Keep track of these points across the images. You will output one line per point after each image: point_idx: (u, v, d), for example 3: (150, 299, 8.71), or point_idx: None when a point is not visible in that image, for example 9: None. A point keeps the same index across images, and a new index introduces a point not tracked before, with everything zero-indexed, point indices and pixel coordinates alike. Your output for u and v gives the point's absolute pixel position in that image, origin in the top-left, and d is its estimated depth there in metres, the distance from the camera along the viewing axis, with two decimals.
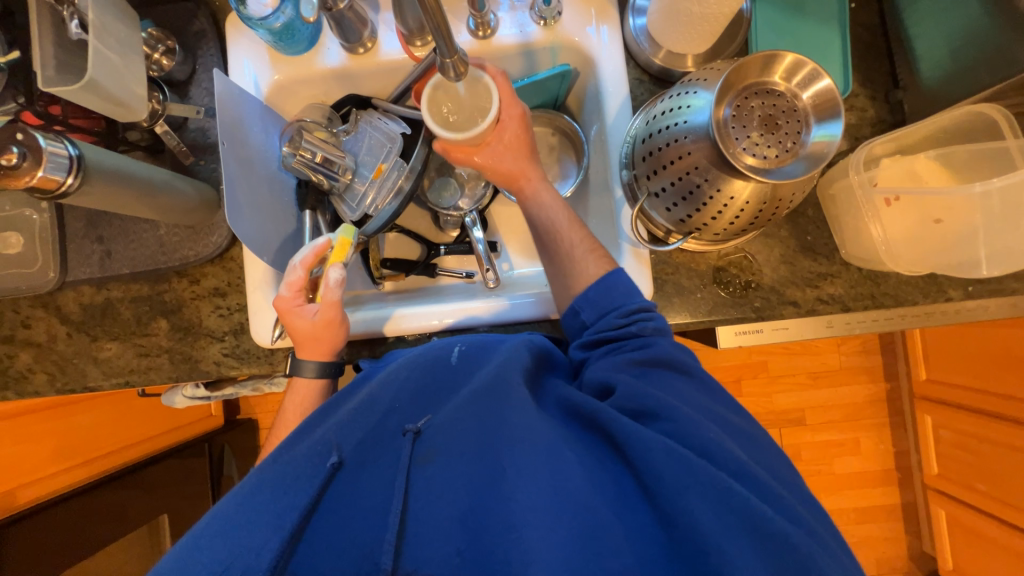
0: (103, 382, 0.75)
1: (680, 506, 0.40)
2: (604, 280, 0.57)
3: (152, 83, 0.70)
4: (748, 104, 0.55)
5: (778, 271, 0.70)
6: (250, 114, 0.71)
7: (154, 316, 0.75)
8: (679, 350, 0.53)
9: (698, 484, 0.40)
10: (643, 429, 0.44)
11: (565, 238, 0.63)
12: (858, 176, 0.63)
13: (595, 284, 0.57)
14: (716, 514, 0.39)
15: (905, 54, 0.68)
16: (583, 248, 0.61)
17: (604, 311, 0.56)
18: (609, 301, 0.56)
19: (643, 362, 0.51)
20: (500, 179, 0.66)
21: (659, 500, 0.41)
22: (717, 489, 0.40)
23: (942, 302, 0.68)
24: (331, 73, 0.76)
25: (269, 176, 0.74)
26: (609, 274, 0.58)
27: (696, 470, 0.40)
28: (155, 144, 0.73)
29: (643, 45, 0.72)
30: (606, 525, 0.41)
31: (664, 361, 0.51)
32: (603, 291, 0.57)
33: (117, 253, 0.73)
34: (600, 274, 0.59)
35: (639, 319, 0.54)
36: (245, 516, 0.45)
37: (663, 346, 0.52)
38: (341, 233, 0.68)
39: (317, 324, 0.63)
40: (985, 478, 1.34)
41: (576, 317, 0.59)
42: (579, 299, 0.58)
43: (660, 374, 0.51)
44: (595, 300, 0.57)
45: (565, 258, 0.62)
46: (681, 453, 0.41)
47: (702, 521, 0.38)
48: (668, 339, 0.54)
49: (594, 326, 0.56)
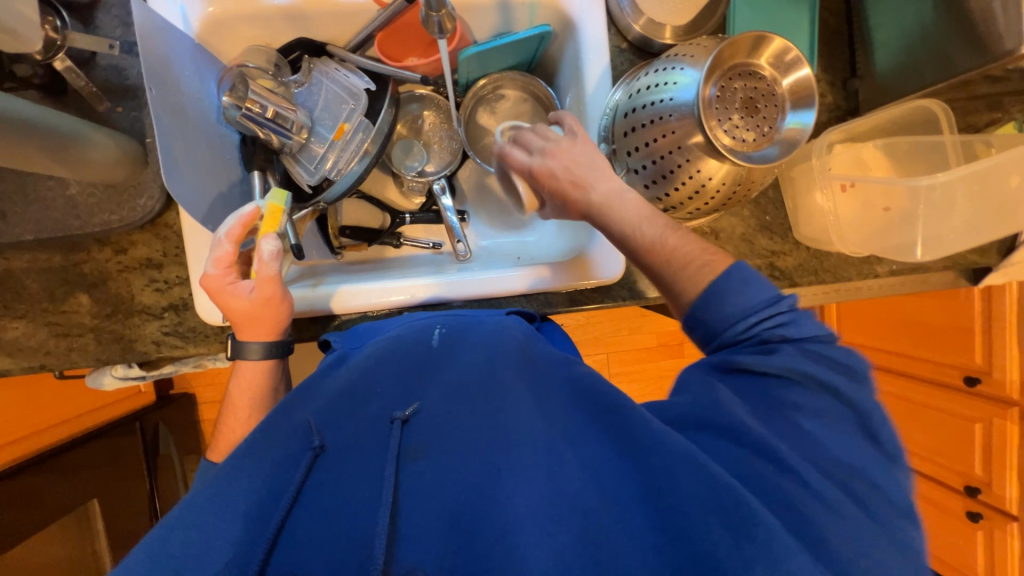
0: (11, 366, 0.65)
1: (683, 516, 0.39)
2: (711, 290, 0.49)
3: (45, 5, 0.56)
4: (731, 85, 0.56)
5: (739, 248, 0.74)
6: (180, 54, 0.60)
7: (71, 291, 0.65)
8: (812, 361, 0.46)
9: (706, 491, 0.40)
10: (668, 434, 0.43)
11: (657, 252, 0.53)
12: (819, 160, 0.67)
13: (702, 297, 0.50)
14: (725, 525, 0.38)
15: (864, 44, 0.72)
16: (682, 262, 0.52)
17: (717, 326, 0.50)
18: (721, 315, 0.49)
19: (755, 373, 0.46)
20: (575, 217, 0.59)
21: (662, 505, 0.41)
22: (723, 498, 0.39)
23: (870, 278, 0.77)
24: (279, 11, 0.66)
25: (208, 131, 0.65)
26: (724, 278, 0.49)
27: (714, 479, 0.40)
28: (53, 83, 0.60)
29: (625, 10, 0.69)
30: (608, 524, 0.40)
31: (784, 372, 0.45)
32: (709, 302, 0.50)
33: (14, 215, 0.61)
34: (713, 280, 0.50)
35: (759, 328, 0.48)
36: (217, 511, 0.41)
37: (788, 355, 0.46)
38: (271, 197, 0.58)
39: (255, 302, 0.56)
40: None
41: (693, 332, 0.53)
42: (689, 317, 0.52)
43: (775, 387, 0.45)
44: (705, 315, 0.50)
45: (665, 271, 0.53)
46: (698, 461, 0.41)
47: (707, 532, 0.38)
48: (794, 349, 0.46)
49: (719, 339, 0.50)
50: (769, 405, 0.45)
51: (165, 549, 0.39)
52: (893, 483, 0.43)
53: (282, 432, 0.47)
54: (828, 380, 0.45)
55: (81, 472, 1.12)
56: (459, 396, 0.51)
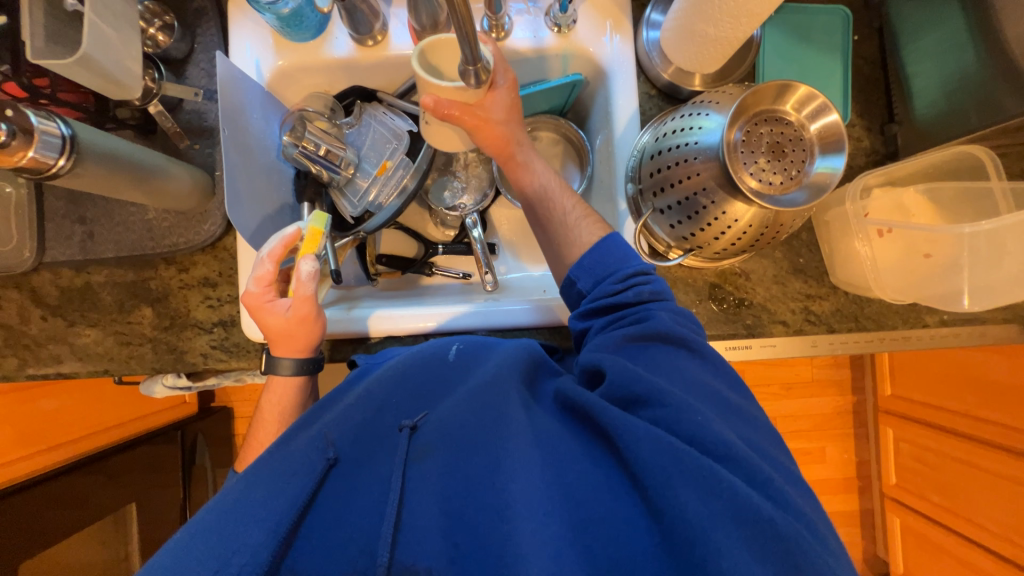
0: (79, 368, 0.72)
1: (667, 497, 0.40)
2: (600, 247, 0.59)
3: (148, 60, 0.67)
4: (757, 130, 0.57)
5: (770, 290, 0.72)
6: (251, 100, 0.68)
7: (138, 304, 0.72)
8: (679, 324, 0.54)
9: (682, 472, 0.41)
10: (630, 419, 0.45)
11: (558, 204, 0.64)
12: (853, 205, 0.66)
13: (590, 252, 0.59)
14: (703, 502, 0.40)
15: (901, 90, 0.71)
16: (577, 214, 0.63)
17: (600, 279, 0.58)
18: (605, 269, 0.58)
19: (640, 338, 0.53)
20: (492, 147, 0.63)
21: (647, 490, 0.42)
22: (702, 475, 0.41)
23: (919, 328, 0.72)
24: (337, 63, 0.74)
25: (269, 166, 0.73)
26: (605, 239, 0.59)
27: (681, 459, 0.42)
28: (146, 124, 0.70)
29: (654, 59, 0.73)
30: (602, 517, 0.42)
31: (663, 335, 0.53)
32: (600, 258, 0.58)
33: (100, 235, 0.70)
34: (594, 240, 0.61)
35: (635, 284, 0.56)
36: (239, 515, 0.43)
37: (662, 319, 0.54)
38: (313, 221, 0.64)
39: (290, 320, 0.60)
40: (939, 489, 1.43)
41: (573, 287, 0.61)
42: (575, 269, 0.59)
43: (657, 349, 0.52)
44: (591, 268, 0.58)
45: (559, 226, 0.63)
46: (667, 442, 0.43)
47: (688, 507, 0.39)
48: (666, 310, 0.55)
49: (592, 296, 0.58)
50: (720, 405, 0.49)
51: (190, 549, 0.41)
52: (789, 468, 0.49)
53: (297, 442, 0.50)
54: (695, 344, 0.53)
55: (124, 475, 1.19)
56: (462, 403, 0.53)
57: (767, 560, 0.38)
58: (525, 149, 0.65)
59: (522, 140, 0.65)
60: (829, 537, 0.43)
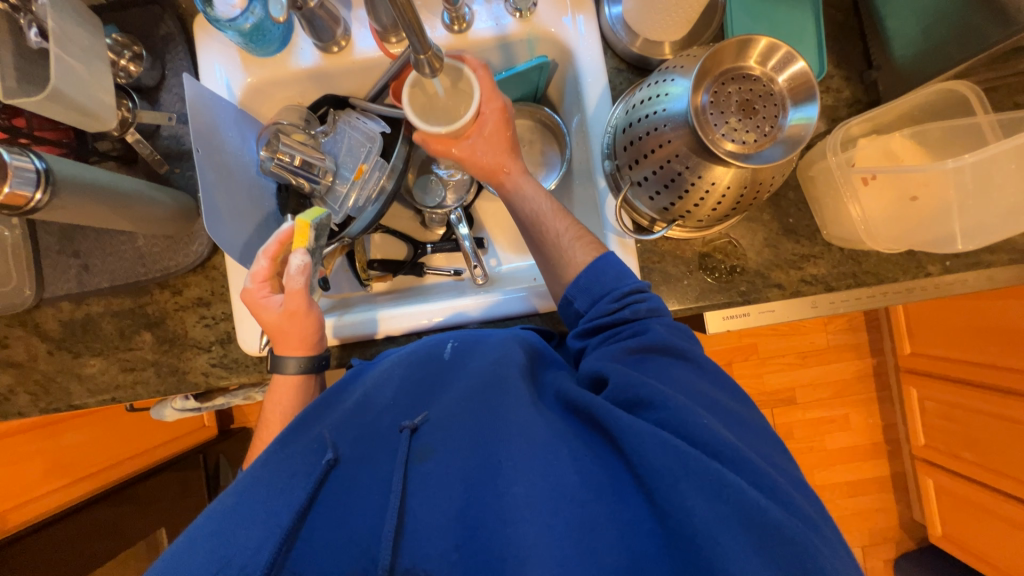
0: (89, 399, 0.74)
1: (675, 501, 0.40)
2: (593, 267, 0.58)
3: (120, 90, 0.68)
4: (725, 90, 0.56)
5: (762, 255, 0.71)
6: (224, 118, 0.69)
7: (137, 330, 0.74)
8: (673, 335, 0.53)
9: (688, 473, 0.40)
10: (635, 421, 0.44)
11: (550, 226, 0.63)
12: (836, 158, 0.64)
13: (586, 270, 0.58)
14: (709, 505, 0.39)
15: (878, 35, 0.69)
16: (570, 235, 0.62)
17: (596, 298, 0.57)
18: (600, 288, 0.57)
19: (639, 349, 0.52)
20: (479, 173, 0.66)
21: (652, 491, 0.41)
22: (710, 479, 0.40)
23: (921, 278, 0.70)
24: (306, 73, 0.74)
25: (249, 182, 0.74)
26: (598, 259, 0.58)
27: (687, 461, 0.40)
28: (127, 154, 0.71)
29: (620, 33, 0.71)
30: (601, 519, 0.41)
31: (659, 347, 0.52)
32: (594, 277, 0.57)
33: (95, 266, 0.72)
34: (589, 260, 0.59)
35: (631, 301, 0.55)
36: (240, 516, 0.44)
37: (656, 332, 0.52)
38: (302, 216, 0.63)
39: (281, 315, 0.60)
40: (971, 446, 1.39)
41: (570, 306, 0.60)
42: (570, 288, 0.59)
43: (656, 361, 0.51)
44: (587, 288, 0.58)
45: (552, 247, 0.62)
46: (673, 444, 0.41)
47: (695, 511, 0.39)
48: (661, 324, 0.54)
49: (588, 315, 0.57)
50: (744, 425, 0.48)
51: (193, 553, 0.42)
52: (763, 437, 0.49)
53: (297, 445, 0.51)
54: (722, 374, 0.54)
55: (150, 501, 1.22)
56: (462, 401, 0.53)
57: (772, 562, 0.38)
58: (516, 175, 0.66)
59: (510, 167, 0.66)
60: (829, 536, 0.41)
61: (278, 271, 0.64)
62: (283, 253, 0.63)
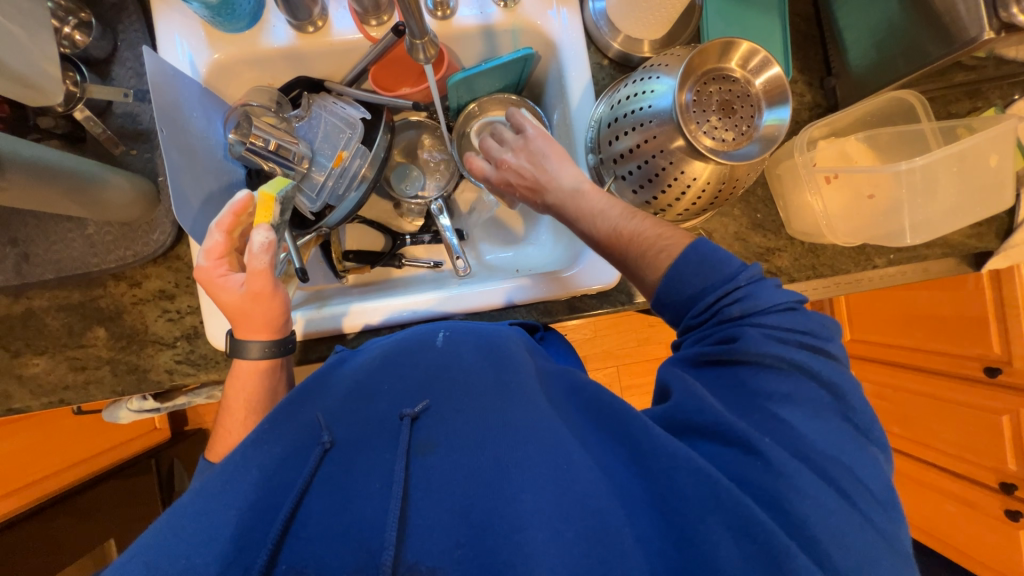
0: (32, 402, 0.67)
1: (699, 531, 0.41)
2: (673, 273, 0.53)
3: (66, 61, 0.61)
4: (707, 89, 0.58)
5: (733, 247, 0.75)
6: (188, 97, 0.64)
7: (89, 326, 0.68)
8: (779, 343, 0.48)
9: (718, 505, 0.41)
10: (674, 443, 0.45)
11: (622, 235, 0.57)
12: (802, 156, 0.68)
13: (664, 282, 0.54)
14: (736, 541, 0.40)
15: (836, 44, 0.75)
16: (643, 243, 0.56)
17: (680, 311, 0.54)
18: (681, 302, 0.54)
19: (722, 357, 0.50)
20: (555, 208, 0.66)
21: (671, 513, 0.42)
22: (737, 511, 0.40)
23: (869, 270, 0.77)
24: (278, 53, 0.70)
25: (216, 166, 0.69)
26: (676, 261, 0.53)
27: (718, 490, 0.41)
28: (74, 132, 0.65)
29: (603, 29, 0.73)
30: (613, 525, 0.42)
31: (745, 357, 0.48)
32: (672, 288, 0.53)
33: (36, 256, 0.65)
34: (668, 266, 0.54)
35: (719, 308, 0.51)
36: (224, 497, 0.43)
37: (754, 339, 0.48)
38: (264, 188, 0.56)
39: (244, 297, 0.53)
40: (897, 420, 1.54)
41: (656, 318, 0.57)
42: (653, 302, 0.56)
43: (747, 372, 0.48)
44: (667, 302, 0.55)
45: (626, 258, 0.57)
46: (707, 475, 0.42)
47: (721, 548, 0.40)
48: (759, 332, 0.48)
49: (683, 323, 0.54)
50: None
51: (176, 540, 0.40)
52: (875, 469, 0.45)
53: (292, 428, 0.49)
54: (795, 360, 0.47)
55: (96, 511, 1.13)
56: (473, 397, 0.52)
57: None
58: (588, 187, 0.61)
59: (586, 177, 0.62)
60: None
61: (236, 245, 0.56)
62: (240, 229, 0.56)
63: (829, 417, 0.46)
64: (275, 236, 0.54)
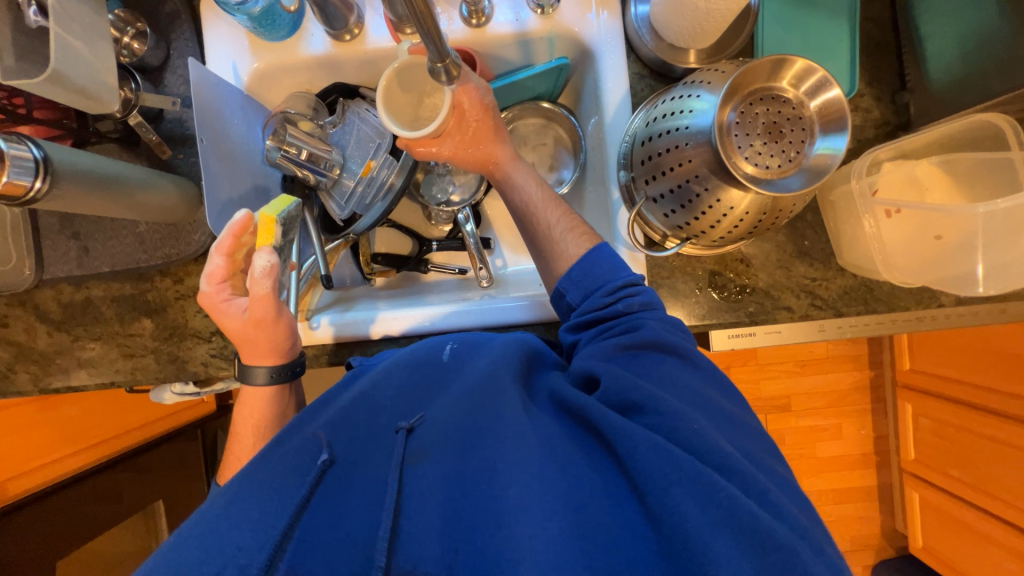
0: (88, 382, 0.74)
1: (668, 506, 0.40)
2: (587, 259, 0.58)
3: (123, 71, 0.65)
4: (752, 110, 0.53)
5: (774, 275, 0.69)
6: (230, 105, 0.67)
7: (137, 316, 0.73)
8: (668, 332, 0.54)
9: (684, 481, 0.41)
10: (629, 425, 0.45)
11: (542, 217, 0.62)
12: (860, 183, 0.62)
13: (577, 264, 0.58)
14: (703, 509, 0.39)
15: (914, 55, 0.66)
16: (562, 227, 0.61)
17: (588, 292, 0.57)
18: (592, 281, 0.57)
19: (632, 346, 0.53)
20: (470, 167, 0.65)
21: (647, 498, 0.42)
22: (701, 483, 0.40)
23: (934, 308, 0.69)
24: (315, 61, 0.72)
25: (252, 171, 0.72)
26: (592, 252, 0.58)
27: (681, 464, 0.41)
28: (129, 136, 0.69)
29: (645, 37, 0.68)
30: (590, 518, 0.42)
31: (652, 343, 0.52)
32: (586, 270, 0.58)
33: (95, 250, 0.70)
34: (581, 253, 0.59)
35: (623, 295, 0.56)
36: (232, 516, 0.44)
37: (651, 328, 0.53)
38: (264, 210, 0.58)
39: (247, 322, 0.55)
40: (959, 464, 1.41)
41: (562, 299, 0.60)
42: (563, 281, 0.59)
43: (649, 357, 0.52)
44: (579, 281, 0.58)
45: (544, 239, 0.62)
46: (664, 447, 0.42)
47: (689, 517, 0.39)
48: (655, 320, 0.54)
49: (581, 309, 0.57)
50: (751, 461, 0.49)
51: (181, 552, 0.42)
52: (755, 439, 0.49)
53: (288, 449, 0.50)
54: (681, 347, 0.53)
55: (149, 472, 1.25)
56: (459, 403, 0.54)
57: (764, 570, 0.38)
58: (505, 165, 0.65)
59: (499, 156, 0.65)
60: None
61: (239, 266, 0.58)
62: (242, 250, 0.57)
63: (720, 406, 0.50)
64: (278, 259, 0.54)
